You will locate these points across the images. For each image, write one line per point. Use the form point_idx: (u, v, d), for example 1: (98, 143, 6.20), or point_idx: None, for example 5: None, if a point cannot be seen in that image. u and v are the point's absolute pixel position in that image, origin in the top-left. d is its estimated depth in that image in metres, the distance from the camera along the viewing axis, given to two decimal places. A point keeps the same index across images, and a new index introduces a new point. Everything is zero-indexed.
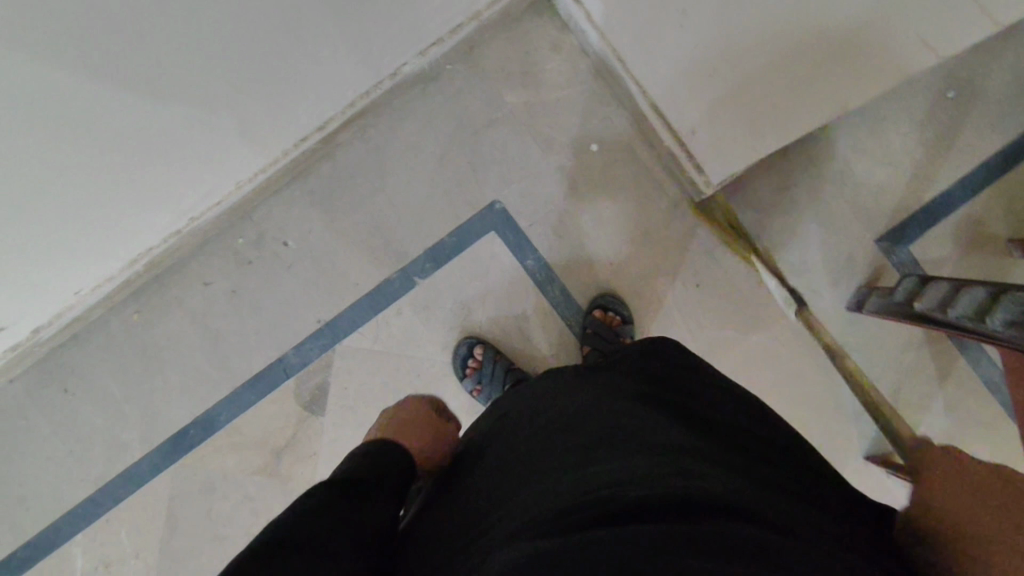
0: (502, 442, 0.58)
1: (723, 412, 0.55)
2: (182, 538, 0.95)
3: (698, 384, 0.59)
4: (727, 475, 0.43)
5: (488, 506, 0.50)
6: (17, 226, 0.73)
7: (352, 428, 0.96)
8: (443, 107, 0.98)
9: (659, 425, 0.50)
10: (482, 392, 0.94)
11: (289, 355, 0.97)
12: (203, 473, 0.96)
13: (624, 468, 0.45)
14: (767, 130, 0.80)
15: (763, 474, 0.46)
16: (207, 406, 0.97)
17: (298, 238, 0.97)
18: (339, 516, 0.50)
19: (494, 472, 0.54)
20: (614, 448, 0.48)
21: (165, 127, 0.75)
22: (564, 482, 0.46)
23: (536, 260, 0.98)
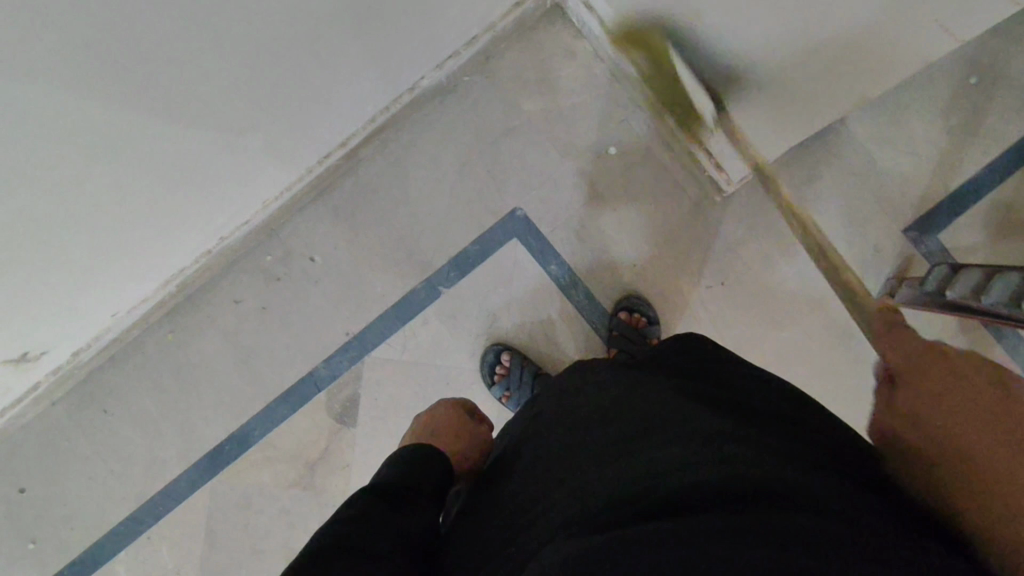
0: (537, 438, 0.58)
1: (758, 398, 0.55)
2: (221, 554, 0.97)
3: (730, 374, 0.60)
4: (765, 456, 0.43)
5: (528, 501, 0.50)
6: (60, 252, 0.76)
7: (383, 439, 0.97)
8: (462, 119, 1.00)
9: (698, 413, 0.50)
10: (511, 398, 0.95)
11: (319, 367, 0.99)
12: (239, 487, 0.98)
13: (660, 460, 0.45)
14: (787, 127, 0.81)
15: (804, 455, 0.46)
16: (241, 422, 0.98)
17: (325, 252, 0.99)
18: (381, 524, 0.51)
19: (531, 468, 0.55)
20: (653, 438, 0.48)
21: (196, 150, 0.77)
22: (604, 477, 0.46)
23: (559, 265, 0.99)
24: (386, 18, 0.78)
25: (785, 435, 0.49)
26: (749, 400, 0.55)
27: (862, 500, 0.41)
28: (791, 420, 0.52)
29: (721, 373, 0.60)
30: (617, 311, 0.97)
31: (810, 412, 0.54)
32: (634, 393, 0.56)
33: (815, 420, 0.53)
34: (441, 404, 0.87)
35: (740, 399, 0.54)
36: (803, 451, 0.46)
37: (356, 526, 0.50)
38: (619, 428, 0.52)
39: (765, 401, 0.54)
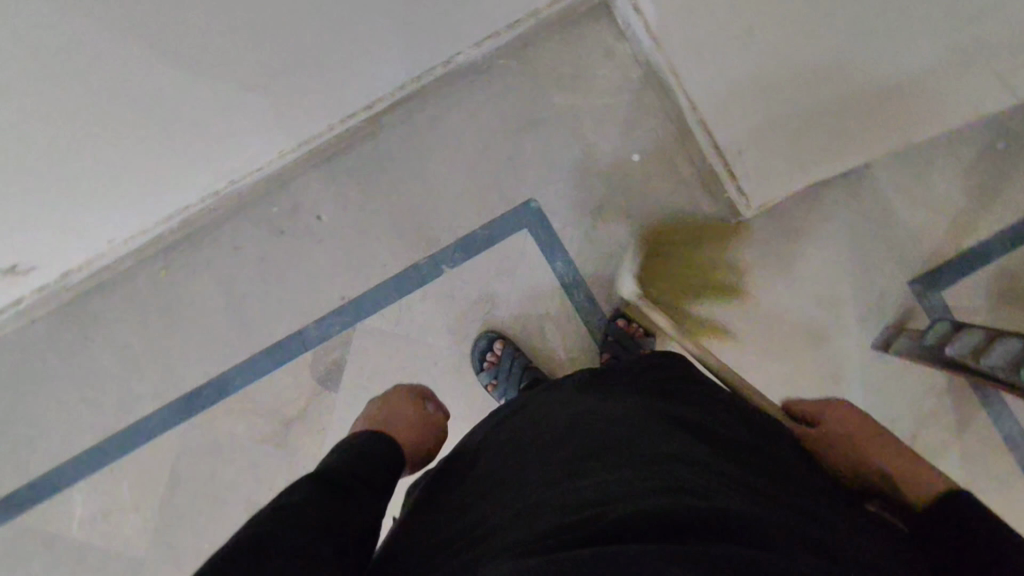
0: (504, 446, 0.57)
1: (729, 422, 0.55)
2: (182, 498, 0.95)
3: (702, 396, 0.59)
4: (721, 489, 0.43)
5: (485, 508, 0.49)
6: (61, 170, 0.75)
7: (362, 409, 0.96)
8: (491, 101, 0.98)
9: (669, 438, 0.49)
10: (496, 387, 0.94)
11: (309, 327, 0.97)
12: (211, 434, 0.96)
13: (615, 484, 0.44)
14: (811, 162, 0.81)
15: (765, 487, 0.45)
16: (222, 369, 0.97)
17: (333, 212, 0.98)
18: (330, 512, 0.49)
19: (495, 475, 0.53)
20: (618, 462, 0.47)
21: (214, 91, 0.76)
22: (558, 496, 0.45)
23: (565, 262, 0.98)
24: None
25: (750, 466, 0.48)
26: (716, 420, 0.54)
27: (818, 540, 0.40)
28: (759, 452, 0.51)
29: (692, 393, 0.60)
30: (615, 317, 0.97)
31: (777, 447, 0.54)
32: (608, 412, 0.55)
33: (781, 454, 0.52)
34: (399, 392, 0.81)
35: (716, 424, 0.53)
36: (766, 486, 0.46)
37: (303, 509, 0.48)
38: (587, 444, 0.51)
39: (733, 428, 0.54)
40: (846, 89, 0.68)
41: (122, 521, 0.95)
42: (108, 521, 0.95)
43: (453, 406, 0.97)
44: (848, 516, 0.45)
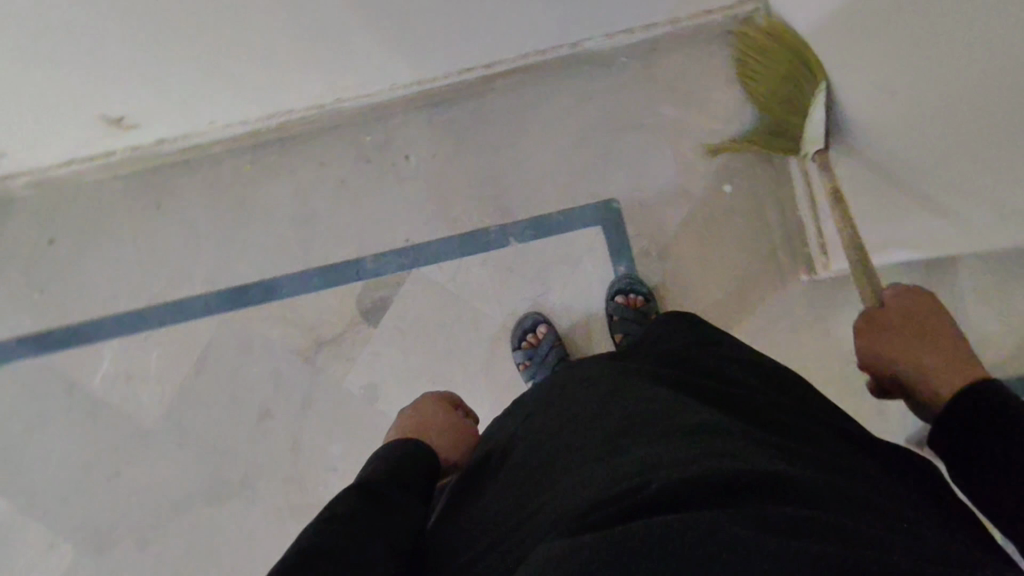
0: (535, 436, 0.56)
1: (762, 394, 0.54)
2: (203, 384, 0.98)
3: (732, 363, 0.59)
4: (755, 450, 0.43)
5: (527, 501, 0.49)
6: (186, 49, 0.76)
7: (395, 351, 0.97)
8: (603, 94, 0.98)
9: (699, 409, 0.48)
10: (528, 369, 0.93)
11: (367, 259, 0.99)
12: (247, 331, 0.98)
13: (652, 455, 0.44)
14: (912, 237, 0.79)
15: (806, 450, 0.45)
16: (275, 274, 0.99)
17: (421, 157, 0.99)
18: (373, 520, 0.49)
19: (531, 466, 0.53)
20: (649, 436, 0.46)
21: (350, 18, 0.76)
22: (599, 474, 0.45)
23: (629, 269, 0.98)
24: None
25: (790, 436, 0.47)
26: (747, 390, 0.54)
27: (873, 499, 0.40)
28: (803, 416, 0.51)
29: (721, 360, 0.59)
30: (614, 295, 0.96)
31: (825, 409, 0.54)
32: (636, 390, 0.54)
33: (832, 423, 0.51)
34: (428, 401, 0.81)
35: (751, 395, 0.53)
36: (811, 453, 0.45)
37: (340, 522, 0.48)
38: (620, 423, 0.50)
39: (768, 395, 0.54)
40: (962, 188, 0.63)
41: (141, 388, 0.98)
42: (129, 385, 0.98)
43: (481, 375, 0.97)
44: (906, 485, 0.45)
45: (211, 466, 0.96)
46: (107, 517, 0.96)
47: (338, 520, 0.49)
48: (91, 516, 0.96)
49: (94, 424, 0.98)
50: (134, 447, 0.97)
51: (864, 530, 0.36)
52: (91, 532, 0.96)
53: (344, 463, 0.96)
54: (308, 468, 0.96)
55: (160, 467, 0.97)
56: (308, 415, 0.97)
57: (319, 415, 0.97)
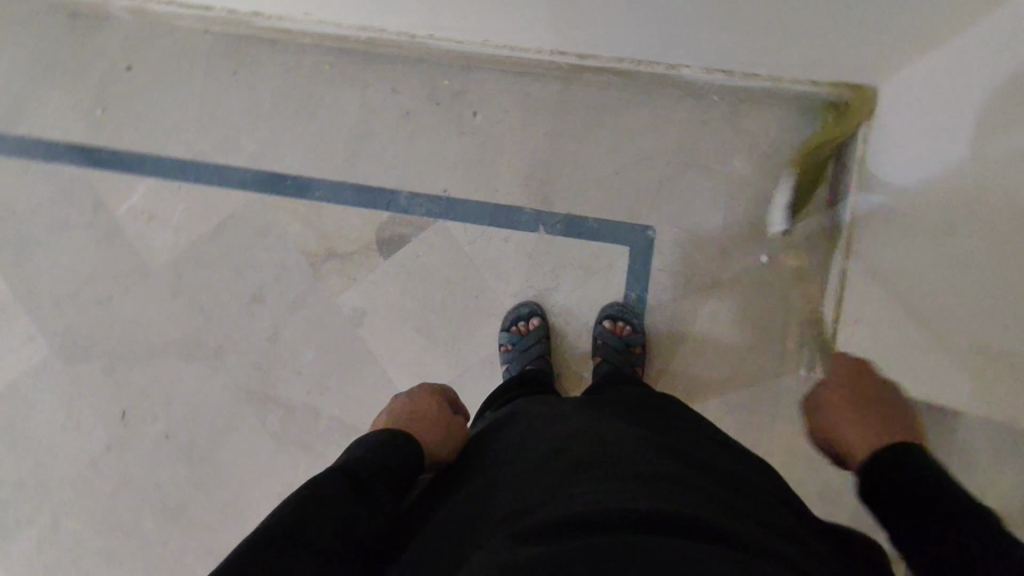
0: (495, 449, 0.60)
1: (709, 455, 0.56)
2: (214, 249, 1.02)
3: (689, 431, 0.61)
4: (699, 497, 0.46)
5: (476, 505, 0.52)
6: None
7: (394, 288, 1.00)
8: (681, 124, 0.97)
9: (653, 457, 0.51)
10: (506, 352, 0.95)
11: (402, 195, 1.00)
12: (269, 217, 1.01)
13: (604, 487, 0.46)
14: (929, 382, 0.76)
15: (754, 510, 0.48)
16: (314, 175, 1.01)
17: (487, 118, 0.99)
18: (325, 518, 0.49)
19: (486, 473, 0.56)
20: (605, 468, 0.49)
21: None
22: (549, 495, 0.48)
23: (638, 299, 0.97)
24: (714, 11, 0.74)
25: (729, 490, 0.50)
26: (703, 451, 0.57)
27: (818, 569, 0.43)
28: (760, 487, 0.53)
29: (677, 426, 0.62)
30: (602, 317, 0.97)
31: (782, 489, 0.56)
32: (590, 425, 0.57)
33: (777, 495, 0.54)
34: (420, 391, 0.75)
35: (707, 456, 0.56)
36: (743, 504, 0.48)
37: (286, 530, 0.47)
38: (571, 448, 0.53)
39: (725, 460, 0.56)
40: (997, 347, 0.62)
41: (159, 231, 1.02)
42: (150, 225, 1.03)
43: (463, 340, 0.99)
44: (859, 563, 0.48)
45: (194, 325, 1.01)
46: (87, 333, 1.02)
47: (295, 515, 0.48)
48: (74, 327, 1.02)
49: (104, 247, 1.02)
50: (132, 281, 1.02)
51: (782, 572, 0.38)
52: (69, 341, 1.02)
53: (311, 369, 1.00)
54: (278, 361, 1.00)
55: (149, 308, 1.02)
56: (294, 314, 1.00)
57: (305, 318, 1.00)
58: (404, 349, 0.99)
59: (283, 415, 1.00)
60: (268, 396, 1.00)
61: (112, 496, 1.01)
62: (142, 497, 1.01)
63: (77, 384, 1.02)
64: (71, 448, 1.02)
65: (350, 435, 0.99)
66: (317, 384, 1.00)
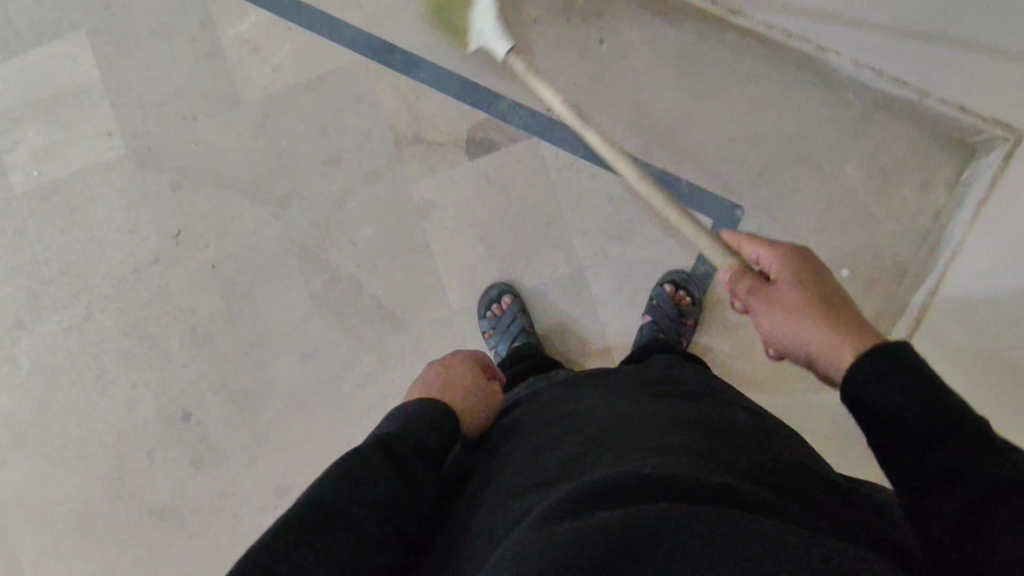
0: (526, 424, 0.59)
1: (754, 427, 0.54)
2: (306, 100, 1.00)
3: (728, 403, 0.59)
4: (725, 470, 0.45)
5: (511, 479, 0.51)
6: None
7: (469, 190, 0.98)
8: (807, 113, 0.92)
9: (678, 432, 0.50)
10: (490, 338, 0.97)
11: (504, 100, 0.97)
12: (368, 84, 0.99)
13: (623, 459, 0.46)
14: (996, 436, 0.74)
15: (810, 493, 0.46)
16: (425, 55, 0.99)
17: (612, 48, 0.95)
18: (365, 488, 0.50)
19: (520, 446, 0.55)
20: (627, 442, 0.48)
21: None
22: (571, 468, 0.47)
23: (706, 274, 0.96)
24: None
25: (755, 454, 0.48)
26: (745, 423, 0.55)
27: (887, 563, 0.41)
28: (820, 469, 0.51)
29: (717, 397, 0.60)
30: (664, 281, 0.95)
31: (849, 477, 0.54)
32: (608, 407, 0.56)
33: (812, 466, 0.51)
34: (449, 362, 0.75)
35: (751, 428, 0.54)
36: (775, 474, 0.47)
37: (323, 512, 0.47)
38: (596, 428, 0.51)
39: (774, 435, 0.54)
40: None
41: (258, 66, 1.01)
42: (250, 57, 1.01)
43: (520, 261, 0.98)
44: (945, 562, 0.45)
45: (267, 168, 1.01)
46: (164, 145, 1.02)
47: (336, 483, 0.49)
48: (155, 134, 1.03)
49: (202, 66, 1.02)
50: (219, 107, 1.02)
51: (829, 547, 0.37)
52: (146, 147, 1.03)
53: (366, 245, 1.00)
54: (337, 226, 1.00)
55: (230, 138, 1.01)
56: (365, 187, 0.99)
57: (375, 193, 0.99)
58: (461, 252, 0.99)
59: (327, 280, 1.00)
60: (317, 258, 1.01)
61: (147, 306, 1.03)
62: (174, 316, 1.03)
63: (143, 190, 1.03)
64: (121, 249, 1.04)
65: (386, 318, 1.00)
66: (367, 260, 1.00)
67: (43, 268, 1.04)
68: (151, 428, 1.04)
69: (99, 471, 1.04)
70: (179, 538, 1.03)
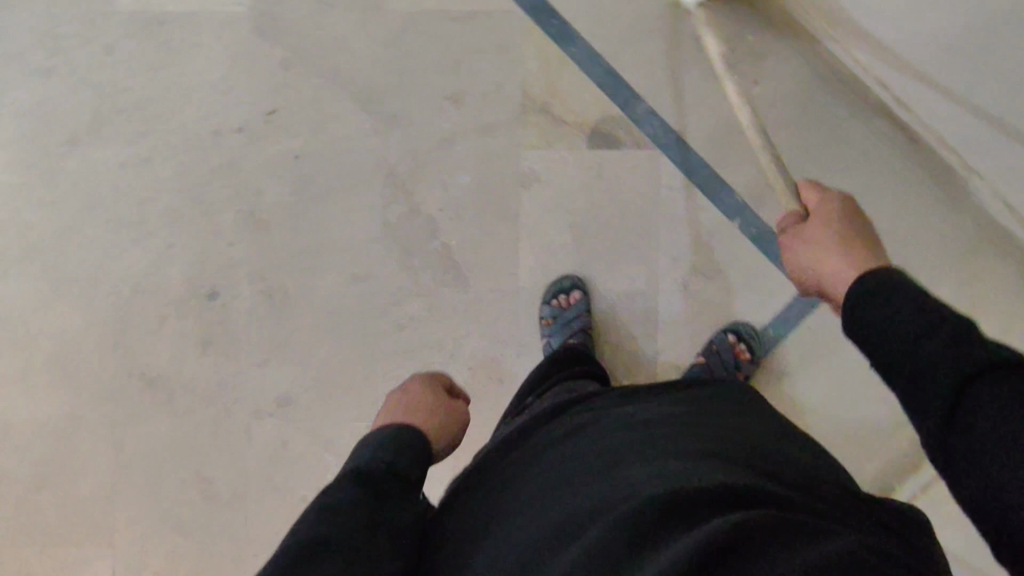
0: (519, 439, 0.58)
1: (751, 422, 0.54)
2: (449, 30, 0.97)
3: (724, 397, 0.59)
4: (743, 468, 0.44)
5: (523, 495, 0.50)
6: None
7: (577, 176, 0.96)
8: (921, 221, 0.92)
9: (687, 434, 0.49)
10: (547, 326, 0.93)
11: (640, 104, 0.96)
12: (517, 38, 0.97)
13: (644, 476, 0.45)
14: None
15: (822, 487, 0.46)
16: (581, 31, 0.97)
17: (763, 93, 0.94)
18: (354, 513, 0.46)
19: (541, 450, 0.54)
20: (641, 454, 0.48)
21: None
22: (591, 492, 0.46)
23: (773, 339, 0.95)
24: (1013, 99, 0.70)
25: (803, 478, 0.46)
26: (743, 419, 0.54)
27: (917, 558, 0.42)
28: (818, 458, 0.51)
29: (710, 391, 0.60)
30: (729, 330, 0.94)
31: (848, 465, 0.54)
32: (605, 417, 0.55)
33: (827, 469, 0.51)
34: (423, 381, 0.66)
35: (750, 424, 0.54)
36: (814, 488, 0.46)
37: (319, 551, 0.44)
38: (602, 447, 0.50)
39: (770, 428, 0.54)
40: None
41: None
42: None
43: (601, 263, 0.96)
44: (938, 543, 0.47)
45: (386, 81, 0.97)
46: (292, 21, 0.98)
47: (324, 518, 0.46)
48: (285, 6, 0.98)
49: None
50: (361, 4, 0.98)
51: (889, 562, 0.36)
52: (271, 16, 0.98)
53: (458, 192, 0.97)
54: (436, 164, 0.97)
55: (359, 39, 0.98)
56: (477, 136, 0.96)
57: (485, 146, 0.96)
58: (548, 233, 0.96)
59: (406, 212, 0.97)
60: (403, 187, 0.97)
61: (213, 171, 0.98)
62: (237, 192, 0.98)
63: (251, 55, 0.98)
64: (209, 106, 0.98)
65: (451, 270, 0.96)
66: (453, 208, 0.97)
67: (120, 96, 0.99)
68: (171, 293, 0.98)
69: (104, 316, 0.98)
70: (159, 413, 0.97)
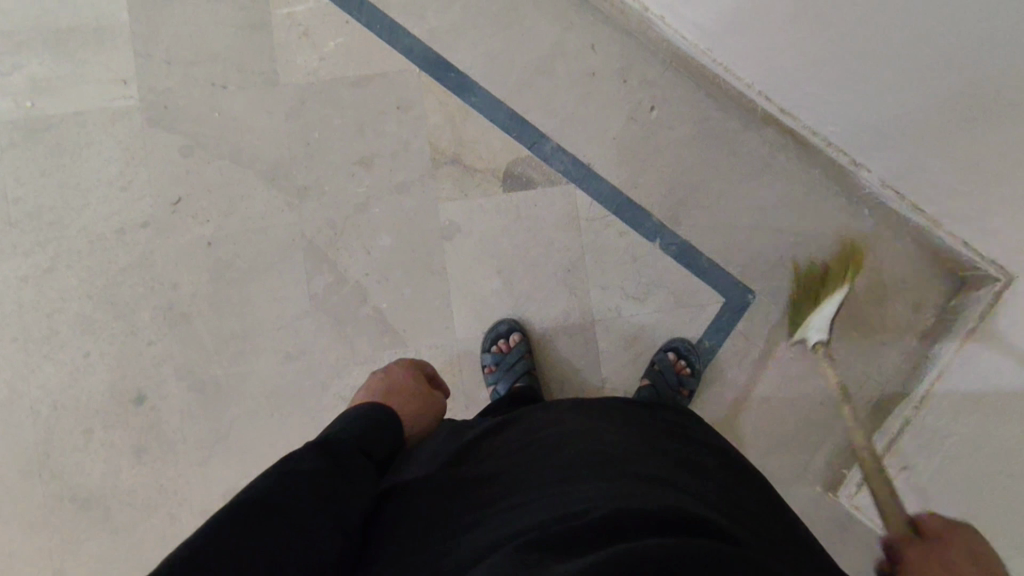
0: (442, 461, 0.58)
1: (656, 439, 0.56)
2: (347, 96, 0.97)
3: (637, 417, 0.60)
4: (654, 489, 0.46)
5: (439, 528, 0.49)
6: None
7: (497, 221, 0.97)
8: (825, 216, 0.97)
9: (605, 459, 0.50)
10: (491, 373, 0.93)
11: (548, 142, 0.98)
12: (416, 95, 0.98)
13: (562, 503, 0.45)
14: None
15: (717, 500, 0.48)
16: (478, 80, 0.98)
17: (660, 117, 0.98)
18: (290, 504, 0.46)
19: (479, 472, 0.55)
20: (561, 482, 0.48)
21: None
22: (509, 520, 0.46)
23: (710, 349, 0.97)
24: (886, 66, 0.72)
25: (716, 498, 0.48)
26: (653, 438, 0.56)
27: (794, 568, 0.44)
28: (712, 469, 0.54)
29: (619, 409, 0.61)
30: (667, 348, 0.96)
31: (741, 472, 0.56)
32: (530, 441, 0.56)
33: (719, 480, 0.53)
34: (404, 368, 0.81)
35: (660, 443, 0.55)
36: (714, 503, 0.48)
37: (260, 512, 0.44)
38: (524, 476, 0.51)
39: (675, 445, 0.56)
40: None
41: (306, 50, 0.98)
42: (299, 41, 0.98)
43: (534, 302, 0.97)
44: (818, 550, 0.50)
45: (291, 154, 0.96)
46: (185, 109, 0.96)
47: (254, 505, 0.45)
48: (176, 94, 0.96)
49: (245, 37, 0.97)
50: (254, 82, 0.97)
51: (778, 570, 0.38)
52: (162, 105, 0.96)
53: (381, 254, 0.96)
54: (356, 229, 0.96)
55: (257, 116, 0.96)
56: (392, 196, 0.96)
57: (402, 205, 0.96)
58: (477, 281, 0.96)
59: (331, 281, 0.95)
60: (325, 258, 0.95)
61: (123, 271, 0.94)
62: (152, 288, 0.94)
63: (148, 148, 0.96)
64: (109, 205, 0.95)
65: (386, 332, 0.95)
66: (378, 270, 0.96)
67: (10, 208, 0.94)
68: (95, 404, 0.93)
69: (22, 441, 0.92)
70: (98, 533, 0.92)
